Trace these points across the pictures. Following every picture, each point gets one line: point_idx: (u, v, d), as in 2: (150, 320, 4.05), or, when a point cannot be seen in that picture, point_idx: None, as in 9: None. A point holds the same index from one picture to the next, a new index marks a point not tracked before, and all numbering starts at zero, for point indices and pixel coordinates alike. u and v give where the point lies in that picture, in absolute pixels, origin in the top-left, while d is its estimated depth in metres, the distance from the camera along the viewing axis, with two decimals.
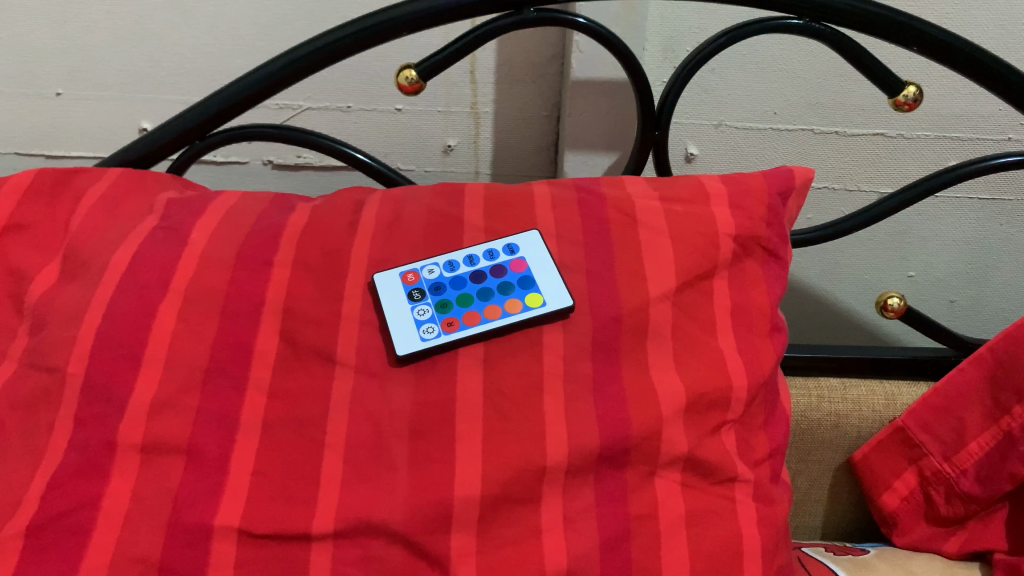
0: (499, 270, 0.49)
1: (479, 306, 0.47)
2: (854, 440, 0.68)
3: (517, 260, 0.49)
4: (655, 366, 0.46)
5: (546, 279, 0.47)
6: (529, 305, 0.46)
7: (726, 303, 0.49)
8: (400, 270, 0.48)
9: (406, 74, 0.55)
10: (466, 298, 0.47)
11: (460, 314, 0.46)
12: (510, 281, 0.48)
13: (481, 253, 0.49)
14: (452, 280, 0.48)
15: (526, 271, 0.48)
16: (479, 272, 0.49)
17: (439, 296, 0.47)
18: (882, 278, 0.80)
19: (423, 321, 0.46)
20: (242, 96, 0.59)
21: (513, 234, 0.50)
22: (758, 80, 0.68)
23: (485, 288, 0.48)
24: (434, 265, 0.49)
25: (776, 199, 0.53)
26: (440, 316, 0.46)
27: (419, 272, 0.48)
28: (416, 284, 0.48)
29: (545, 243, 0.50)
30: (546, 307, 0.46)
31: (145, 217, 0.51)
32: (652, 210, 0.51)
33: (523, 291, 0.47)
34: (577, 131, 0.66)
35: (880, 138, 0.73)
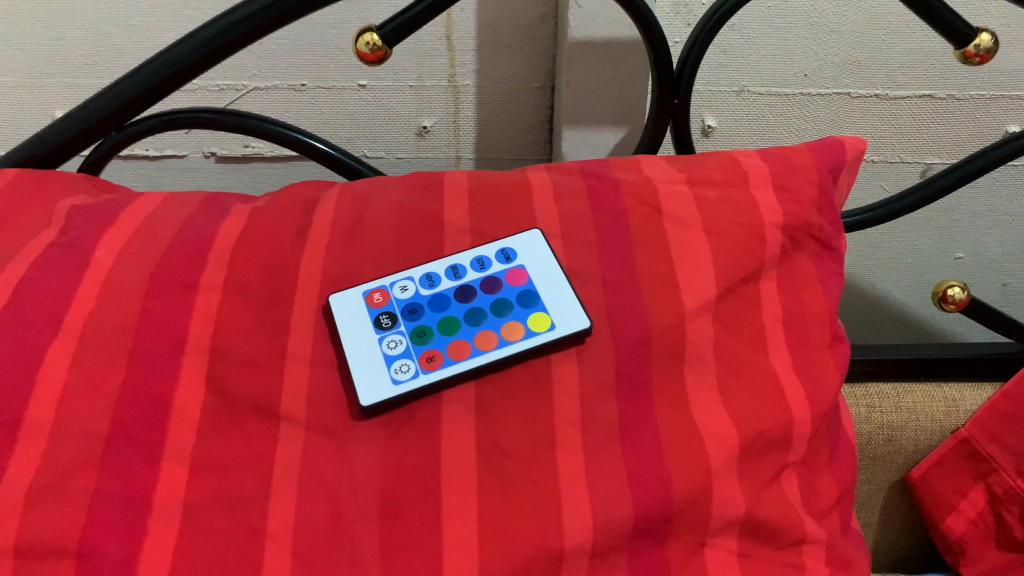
0: (490, 283, 0.39)
1: (468, 333, 0.36)
2: (910, 457, 0.58)
3: (513, 270, 0.39)
4: (696, 400, 0.36)
5: (553, 295, 0.37)
6: (532, 330, 0.36)
7: (777, 310, 0.39)
8: (364, 290, 0.37)
9: (366, 39, 0.44)
10: (450, 324, 0.37)
11: (443, 344, 0.36)
12: (506, 300, 0.38)
13: (468, 263, 0.39)
14: (432, 300, 0.38)
15: (526, 285, 0.38)
16: (466, 288, 0.38)
17: (415, 322, 0.37)
18: (927, 263, 0.71)
19: (395, 357, 0.36)
20: (162, 77, 0.47)
21: (506, 235, 0.40)
22: (786, 37, 0.57)
23: (474, 310, 0.38)
24: (407, 281, 0.38)
25: (827, 177, 0.43)
26: (417, 349, 0.36)
27: (388, 291, 0.38)
28: (384, 307, 0.37)
29: (548, 243, 0.39)
30: (554, 331, 0.36)
31: (41, 231, 0.41)
32: (680, 196, 0.41)
33: (524, 312, 0.37)
34: (576, 103, 0.55)
35: (928, 101, 0.63)
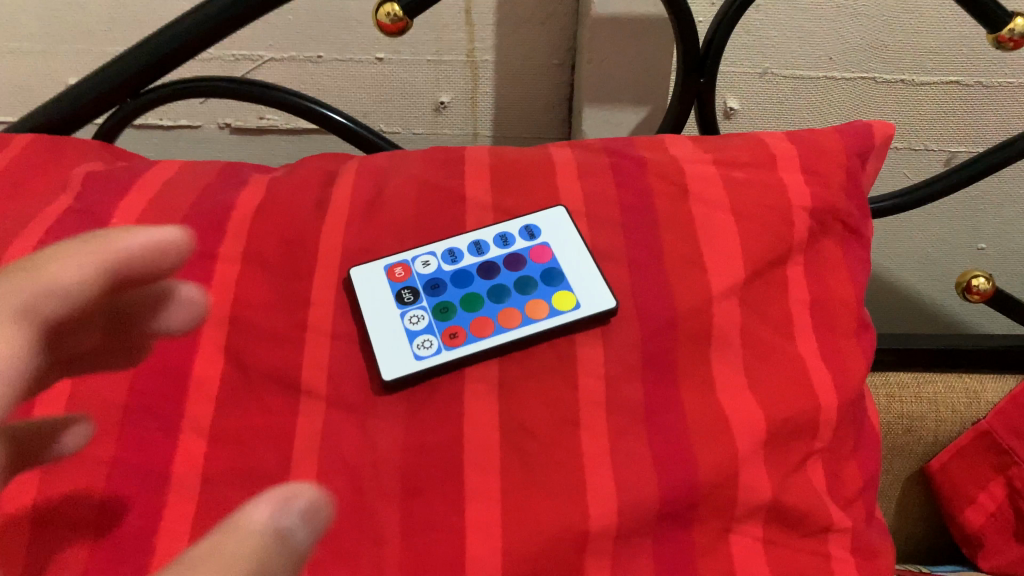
0: (514, 260, 0.38)
1: (491, 311, 0.36)
2: (929, 447, 0.58)
3: (537, 248, 0.38)
4: (722, 384, 0.35)
5: (578, 274, 0.37)
6: (557, 309, 0.35)
7: (803, 295, 0.38)
8: (385, 263, 0.37)
9: (387, 10, 0.43)
10: (472, 300, 0.37)
11: (466, 321, 0.36)
12: (530, 277, 0.37)
13: (492, 239, 0.38)
14: (455, 276, 0.37)
15: (551, 263, 0.38)
16: (489, 264, 0.38)
17: (437, 297, 0.37)
18: (947, 252, 0.70)
19: (417, 332, 0.35)
20: (178, 44, 0.46)
21: (531, 212, 0.39)
22: (813, 19, 0.56)
23: (497, 287, 0.37)
24: (429, 256, 0.38)
25: (856, 161, 0.42)
26: (440, 325, 0.36)
27: (410, 266, 0.37)
28: (406, 282, 0.37)
29: (573, 221, 0.39)
30: (580, 310, 0.35)
31: (56, 196, 0.40)
32: (707, 177, 0.40)
33: (548, 290, 0.37)
34: (597, 81, 0.54)
35: (954, 87, 0.61)
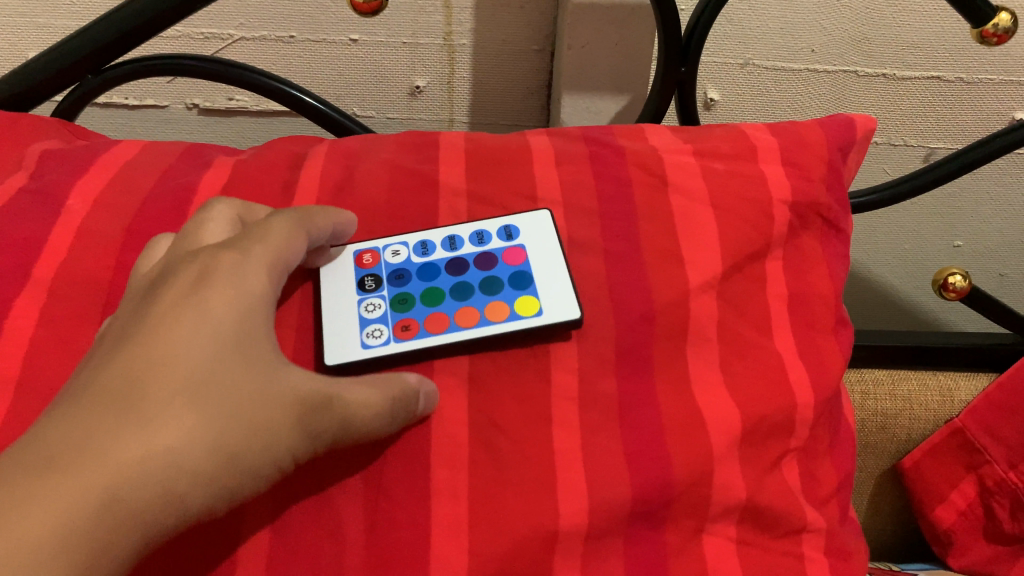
0: (485, 260, 0.37)
1: (449, 307, 0.35)
2: (902, 445, 0.58)
3: (512, 249, 0.36)
4: (698, 381, 0.34)
5: (547, 280, 0.35)
6: (518, 314, 0.34)
7: (782, 291, 0.38)
8: (356, 249, 0.36)
9: None
10: (433, 295, 0.35)
11: (421, 315, 0.34)
12: (499, 278, 0.36)
13: (467, 236, 0.37)
14: (422, 269, 0.36)
15: (522, 266, 0.36)
16: (460, 261, 0.36)
17: (399, 288, 0.36)
18: (924, 249, 0.70)
19: (370, 321, 0.34)
20: (142, 19, 0.44)
21: (513, 213, 0.37)
22: (796, 10, 0.55)
23: (462, 285, 0.36)
24: (401, 246, 0.37)
25: (837, 155, 0.41)
26: (395, 316, 0.34)
27: (380, 253, 0.36)
28: (372, 269, 0.36)
29: (555, 227, 0.37)
30: (542, 317, 0.33)
31: (11, 174, 0.39)
32: (687, 167, 0.39)
33: (514, 293, 0.35)
34: (576, 69, 0.53)
35: (935, 83, 0.61)
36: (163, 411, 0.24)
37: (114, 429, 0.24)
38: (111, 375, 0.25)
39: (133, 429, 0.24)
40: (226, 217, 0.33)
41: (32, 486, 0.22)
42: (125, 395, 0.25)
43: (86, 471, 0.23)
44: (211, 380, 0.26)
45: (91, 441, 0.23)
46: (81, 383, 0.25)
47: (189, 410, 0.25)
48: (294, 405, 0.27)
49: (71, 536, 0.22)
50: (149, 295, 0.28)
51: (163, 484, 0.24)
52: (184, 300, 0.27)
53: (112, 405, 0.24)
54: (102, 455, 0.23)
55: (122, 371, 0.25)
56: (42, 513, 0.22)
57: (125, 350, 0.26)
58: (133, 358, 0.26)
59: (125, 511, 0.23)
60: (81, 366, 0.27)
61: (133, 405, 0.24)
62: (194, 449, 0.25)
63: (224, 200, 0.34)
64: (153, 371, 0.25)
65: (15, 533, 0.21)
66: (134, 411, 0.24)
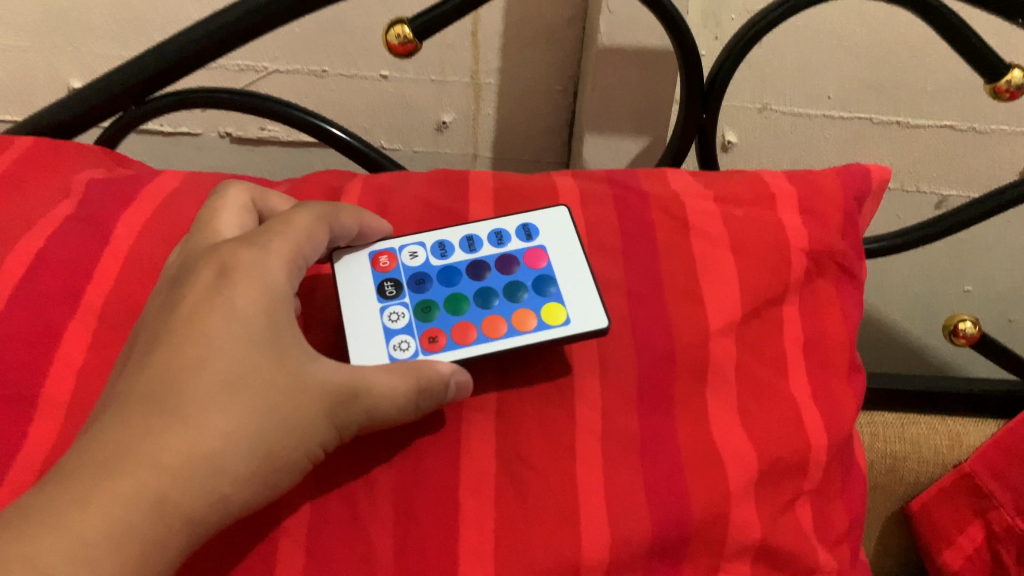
0: (505, 262, 0.38)
1: (475, 316, 0.36)
2: (910, 487, 0.59)
3: (533, 251, 0.38)
4: (716, 421, 0.35)
5: (570, 284, 0.36)
6: (545, 323, 0.35)
7: (798, 334, 0.39)
8: (372, 252, 0.37)
9: (396, 32, 0.44)
10: (456, 300, 0.36)
11: (447, 325, 0.35)
12: (521, 282, 0.37)
13: (484, 236, 0.38)
14: (441, 272, 0.37)
15: (544, 267, 0.37)
16: (478, 263, 0.38)
17: (420, 294, 0.37)
18: (936, 292, 0.71)
19: (396, 332, 0.35)
20: (185, 54, 0.46)
21: (529, 211, 0.39)
22: (813, 57, 0.58)
23: (484, 289, 0.37)
24: (418, 248, 0.38)
25: (853, 203, 0.43)
26: (420, 326, 0.35)
27: (396, 256, 0.37)
28: (390, 273, 0.37)
29: (572, 223, 0.38)
30: (570, 326, 0.35)
31: (58, 201, 0.41)
32: (707, 213, 0.40)
33: (538, 300, 0.36)
34: (599, 111, 0.55)
35: (949, 132, 0.63)
36: (199, 415, 0.28)
37: (157, 434, 0.27)
38: (151, 378, 0.29)
39: (175, 434, 0.27)
40: (240, 208, 0.36)
41: (90, 488, 0.26)
42: (166, 401, 0.28)
43: (134, 477, 0.27)
44: (244, 380, 0.29)
45: (137, 447, 0.27)
46: (126, 384, 0.29)
47: (224, 414, 0.28)
48: (320, 400, 0.30)
49: (127, 534, 0.26)
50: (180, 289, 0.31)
51: (206, 484, 0.28)
52: (210, 301, 0.30)
53: (153, 410, 0.28)
54: (148, 460, 0.27)
55: (159, 377, 0.29)
56: (101, 515, 0.26)
57: (163, 353, 0.29)
58: (169, 366, 0.29)
59: (173, 510, 0.27)
60: (128, 361, 0.31)
61: (172, 410, 0.28)
62: (232, 451, 0.28)
63: (240, 185, 0.37)
64: (189, 376, 0.29)
65: (80, 531, 0.25)
66: (174, 414, 0.28)
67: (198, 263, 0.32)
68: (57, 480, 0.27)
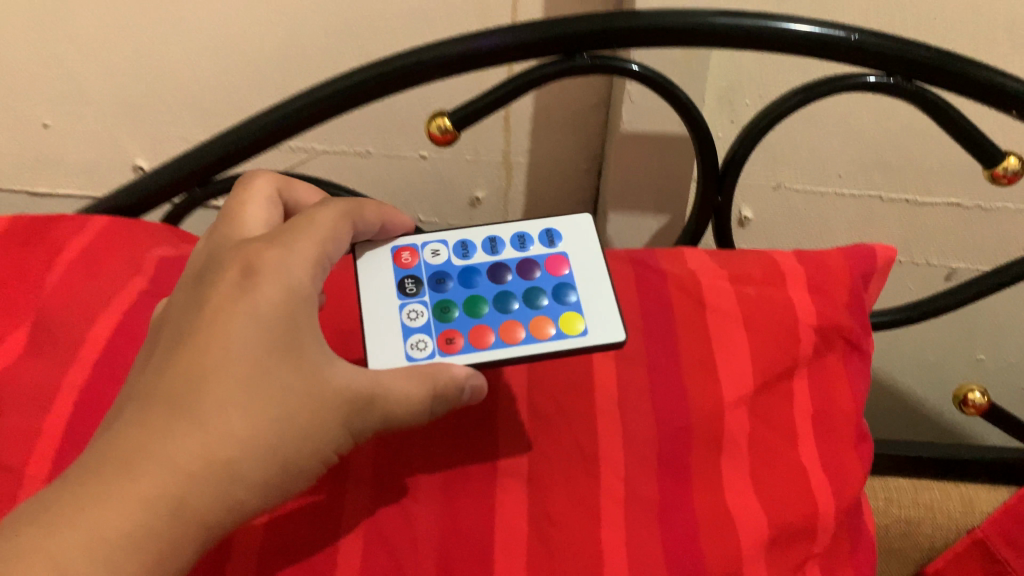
0: (527, 266, 0.40)
1: (493, 319, 0.38)
2: (925, 552, 0.60)
3: (555, 258, 0.40)
4: (731, 487, 0.38)
5: (590, 294, 0.39)
6: (565, 331, 0.38)
7: (807, 406, 0.42)
8: (396, 249, 0.40)
9: (438, 123, 0.50)
10: (474, 301, 0.39)
11: (465, 327, 0.38)
12: (541, 288, 0.39)
13: (504, 239, 0.41)
14: (460, 271, 0.40)
15: (564, 274, 0.40)
16: (498, 266, 0.40)
17: (439, 293, 0.39)
18: (949, 360, 0.74)
19: (415, 331, 0.38)
20: (246, 143, 0.51)
21: (553, 217, 0.42)
22: (823, 141, 0.62)
23: (503, 292, 0.39)
24: (439, 247, 0.41)
25: (859, 282, 0.46)
26: (437, 326, 0.38)
27: (419, 254, 0.41)
28: (412, 270, 0.40)
29: (596, 230, 0.41)
30: (589, 338, 0.37)
31: (131, 277, 0.46)
32: (721, 291, 0.44)
33: (558, 308, 0.38)
34: (622, 191, 0.59)
35: (956, 209, 0.66)
36: (218, 420, 0.31)
37: (175, 435, 0.30)
38: (173, 379, 0.31)
39: (191, 435, 0.30)
40: (264, 204, 0.38)
41: (112, 488, 0.29)
42: (184, 404, 0.31)
43: (151, 479, 0.30)
44: (261, 386, 0.31)
45: (156, 449, 0.30)
46: (149, 384, 0.32)
47: (240, 420, 0.31)
48: (337, 408, 0.33)
49: (143, 535, 0.29)
50: (204, 285, 0.34)
51: (220, 491, 0.30)
52: (233, 301, 0.32)
53: (173, 413, 0.31)
54: (166, 464, 0.30)
55: (182, 380, 0.31)
56: (119, 515, 0.29)
57: (187, 348, 0.32)
58: (193, 368, 0.31)
59: (186, 515, 0.30)
60: (152, 357, 0.34)
61: (190, 414, 0.31)
62: (246, 460, 0.31)
63: (265, 175, 0.39)
64: (208, 381, 0.31)
65: (101, 530, 0.29)
66: (194, 418, 0.31)
67: (222, 259, 0.34)
68: (84, 476, 0.30)
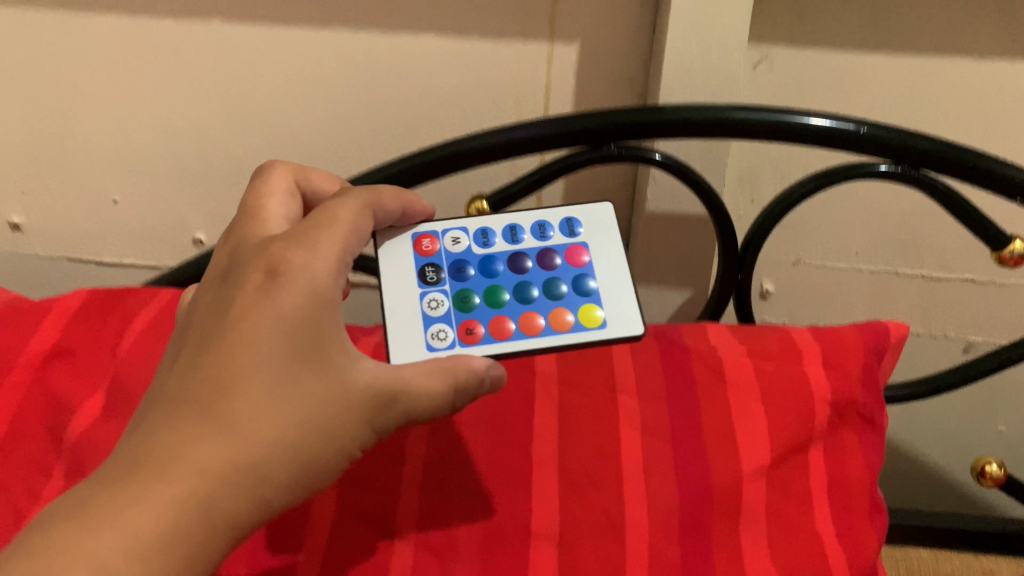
0: (545, 257, 0.44)
1: (512, 311, 0.42)
2: None
3: (574, 247, 0.44)
4: (748, 554, 0.41)
5: (608, 287, 0.43)
6: (585, 324, 0.41)
7: (823, 477, 0.44)
8: (417, 237, 0.44)
9: (479, 206, 0.54)
10: (493, 292, 0.43)
11: (484, 318, 0.42)
12: (559, 278, 0.43)
13: (523, 227, 0.45)
14: (478, 258, 0.44)
15: (584, 263, 0.44)
16: (517, 255, 0.44)
17: (460, 282, 0.43)
18: (970, 432, 0.76)
19: (436, 321, 0.41)
20: None
21: (572, 207, 0.45)
22: (839, 219, 0.66)
23: (521, 284, 0.43)
24: (460, 235, 0.44)
25: (871, 357, 0.49)
26: (458, 316, 0.42)
27: (440, 242, 0.44)
28: (433, 259, 0.43)
29: (613, 219, 0.45)
30: (607, 331, 0.41)
31: None
32: (740, 366, 0.47)
33: (577, 300, 0.42)
34: (647, 266, 0.63)
35: (970, 284, 0.68)
36: (246, 420, 0.33)
37: (204, 435, 0.32)
38: (204, 381, 0.34)
39: (219, 436, 0.32)
40: (283, 212, 0.41)
41: (144, 488, 0.31)
42: (211, 406, 0.33)
43: (181, 478, 0.31)
44: (287, 387, 0.34)
45: (185, 451, 0.32)
46: (178, 387, 0.34)
47: (267, 420, 0.33)
48: (362, 402, 0.35)
49: (178, 533, 0.31)
50: (231, 287, 0.36)
51: (249, 490, 0.32)
52: (259, 304, 0.35)
53: (203, 415, 0.33)
54: (198, 464, 0.32)
55: (210, 383, 0.33)
56: (153, 514, 0.30)
57: (216, 351, 0.34)
58: (221, 370, 0.34)
59: (216, 514, 0.32)
60: (179, 360, 0.36)
61: (219, 416, 0.33)
62: (273, 460, 0.33)
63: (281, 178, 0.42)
64: (237, 384, 0.33)
65: (134, 528, 0.30)
66: (223, 419, 0.33)
67: (248, 263, 0.37)
68: (116, 477, 0.32)
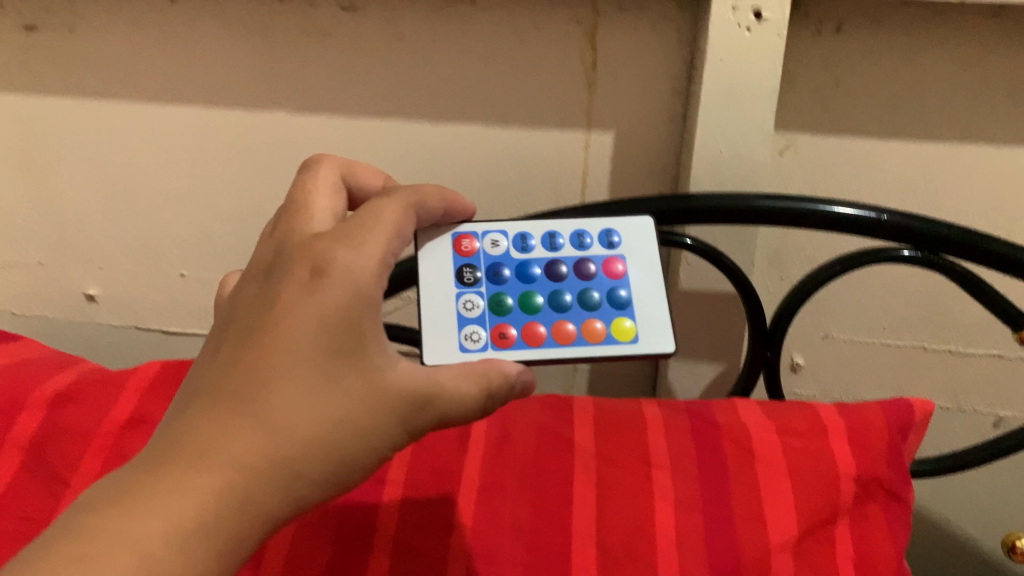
0: (581, 266, 0.47)
1: (546, 318, 0.45)
2: None
3: (612, 259, 0.47)
4: None
5: (641, 305, 0.45)
6: (619, 338, 0.44)
7: (849, 552, 0.47)
8: (457, 236, 0.47)
9: None
10: (527, 299, 0.46)
11: (515, 322, 0.45)
12: (594, 289, 0.46)
13: (562, 234, 0.48)
14: (514, 262, 0.47)
15: (620, 274, 0.47)
16: (554, 261, 0.47)
17: (495, 284, 0.46)
18: (1004, 506, 0.76)
19: (470, 322, 0.44)
20: None
21: (613, 219, 0.48)
22: (866, 296, 0.69)
23: (554, 293, 0.46)
24: (498, 239, 0.47)
25: (896, 436, 0.51)
26: (491, 319, 0.45)
27: (478, 244, 0.47)
28: (471, 260, 0.46)
29: (653, 233, 0.48)
30: (639, 345, 0.44)
31: None
32: (768, 442, 0.50)
33: (611, 313, 0.45)
34: (682, 341, 0.67)
35: (998, 360, 0.70)
36: (283, 417, 0.34)
37: (244, 427, 0.34)
38: (245, 372, 0.35)
39: (258, 428, 0.34)
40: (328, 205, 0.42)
41: (186, 479, 0.33)
42: (251, 399, 0.34)
43: (218, 470, 0.33)
44: (325, 386, 0.35)
45: (223, 445, 0.33)
46: (220, 376, 0.35)
47: (302, 416, 0.34)
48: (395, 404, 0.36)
49: (213, 524, 0.33)
50: (275, 279, 0.38)
51: (282, 482, 0.34)
52: (301, 302, 0.36)
53: (242, 409, 0.34)
54: (234, 459, 0.33)
55: (251, 377, 0.35)
56: (191, 503, 0.32)
57: (258, 344, 0.35)
58: (262, 364, 0.35)
59: (251, 509, 0.33)
60: (222, 345, 0.37)
61: (256, 410, 0.34)
62: (308, 455, 0.34)
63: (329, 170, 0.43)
64: (275, 381, 0.35)
65: (176, 515, 0.32)
66: (261, 415, 0.34)
67: (293, 256, 0.38)
68: (159, 465, 0.34)
